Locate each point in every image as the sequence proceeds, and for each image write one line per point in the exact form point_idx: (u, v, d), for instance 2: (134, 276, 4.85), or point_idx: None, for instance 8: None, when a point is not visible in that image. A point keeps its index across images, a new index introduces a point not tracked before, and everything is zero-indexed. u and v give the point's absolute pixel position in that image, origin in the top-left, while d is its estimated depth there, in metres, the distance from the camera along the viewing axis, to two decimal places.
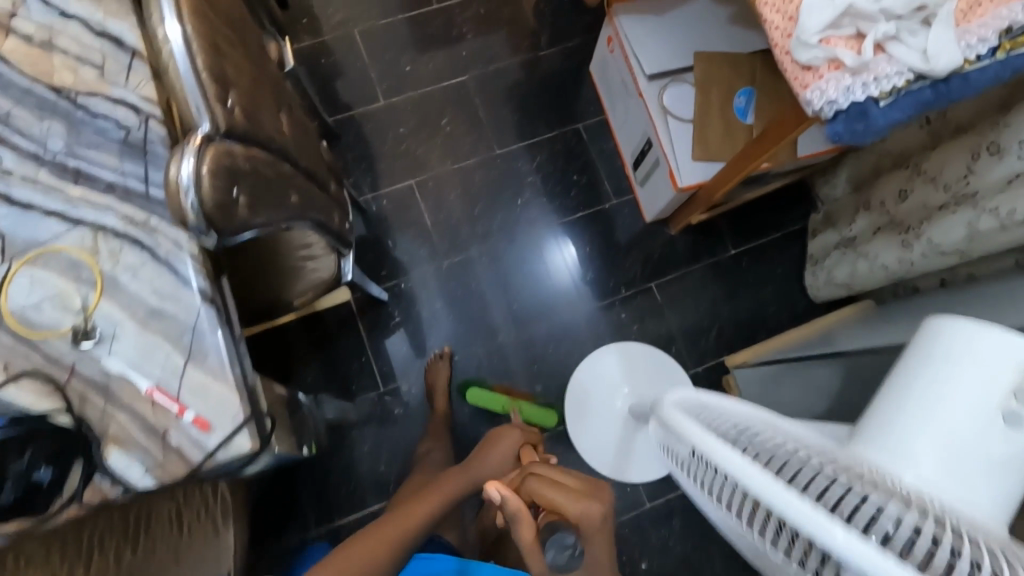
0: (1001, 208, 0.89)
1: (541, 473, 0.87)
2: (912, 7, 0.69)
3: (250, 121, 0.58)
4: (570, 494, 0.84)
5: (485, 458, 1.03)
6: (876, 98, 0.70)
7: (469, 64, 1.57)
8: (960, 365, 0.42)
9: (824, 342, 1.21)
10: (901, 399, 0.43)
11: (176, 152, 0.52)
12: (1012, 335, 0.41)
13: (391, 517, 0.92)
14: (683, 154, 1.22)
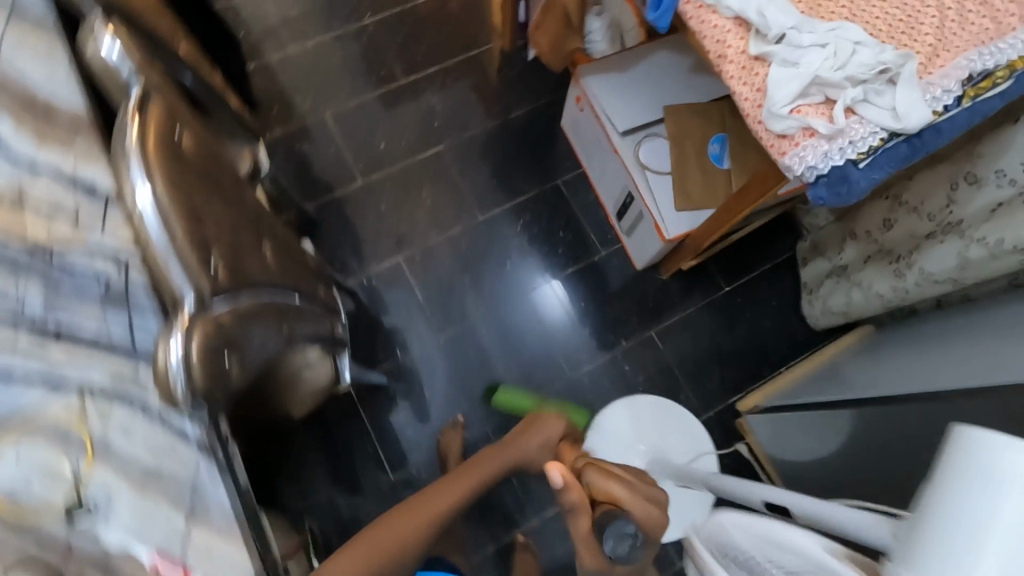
0: (989, 237, 0.90)
1: (599, 464, 0.88)
2: (875, 70, 0.70)
3: (235, 272, 0.57)
4: (631, 490, 0.85)
5: (528, 441, 1.00)
6: (855, 160, 0.71)
7: (442, 134, 1.60)
8: (1005, 488, 0.38)
9: (830, 377, 1.19)
10: (943, 523, 0.40)
11: (166, 327, 0.51)
12: None
13: (403, 507, 0.86)
14: (665, 206, 1.23)
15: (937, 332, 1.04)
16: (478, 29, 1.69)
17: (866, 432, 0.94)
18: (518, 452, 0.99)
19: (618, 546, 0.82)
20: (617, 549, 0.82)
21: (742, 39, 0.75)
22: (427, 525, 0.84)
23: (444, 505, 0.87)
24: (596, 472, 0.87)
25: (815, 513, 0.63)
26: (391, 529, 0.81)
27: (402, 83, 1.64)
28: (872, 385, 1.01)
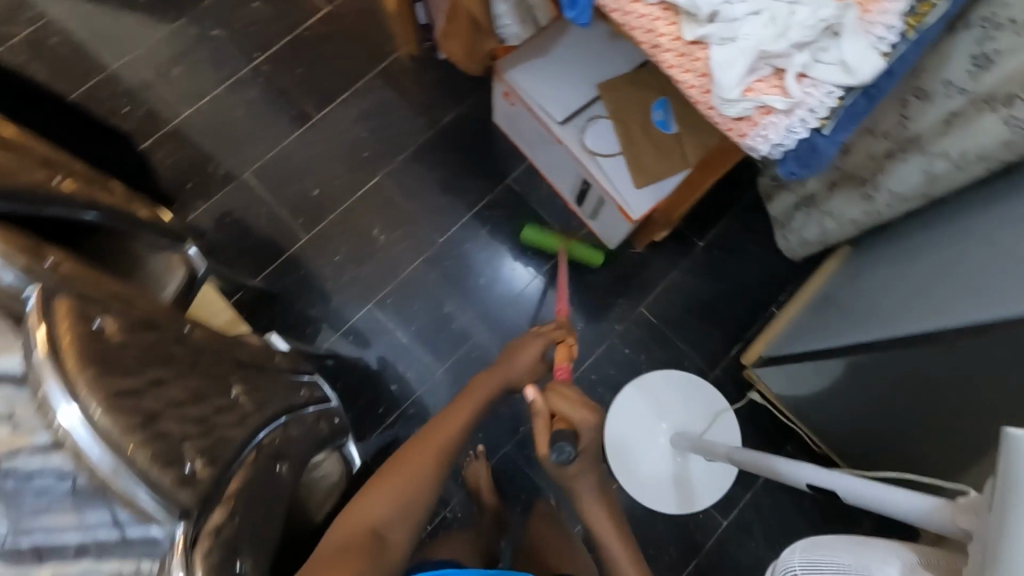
0: (950, 151, 0.88)
1: (558, 385, 0.85)
2: (818, 28, 0.65)
3: (204, 453, 0.51)
4: (577, 404, 0.82)
5: (518, 362, 0.93)
6: (817, 127, 0.69)
7: (375, 163, 1.51)
8: None
9: (827, 307, 1.20)
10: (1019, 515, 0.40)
11: (160, 567, 0.45)
12: None
13: (421, 436, 0.85)
14: (625, 186, 1.18)
15: (919, 244, 1.04)
16: (378, 40, 1.56)
17: (883, 373, 0.94)
18: (507, 375, 0.93)
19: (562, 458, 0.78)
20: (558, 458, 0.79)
21: (673, 25, 0.70)
22: (444, 450, 0.84)
23: (454, 430, 0.86)
24: (552, 389, 0.84)
25: (867, 496, 0.63)
26: (415, 463, 0.81)
27: (316, 120, 1.52)
28: (874, 318, 1.00)
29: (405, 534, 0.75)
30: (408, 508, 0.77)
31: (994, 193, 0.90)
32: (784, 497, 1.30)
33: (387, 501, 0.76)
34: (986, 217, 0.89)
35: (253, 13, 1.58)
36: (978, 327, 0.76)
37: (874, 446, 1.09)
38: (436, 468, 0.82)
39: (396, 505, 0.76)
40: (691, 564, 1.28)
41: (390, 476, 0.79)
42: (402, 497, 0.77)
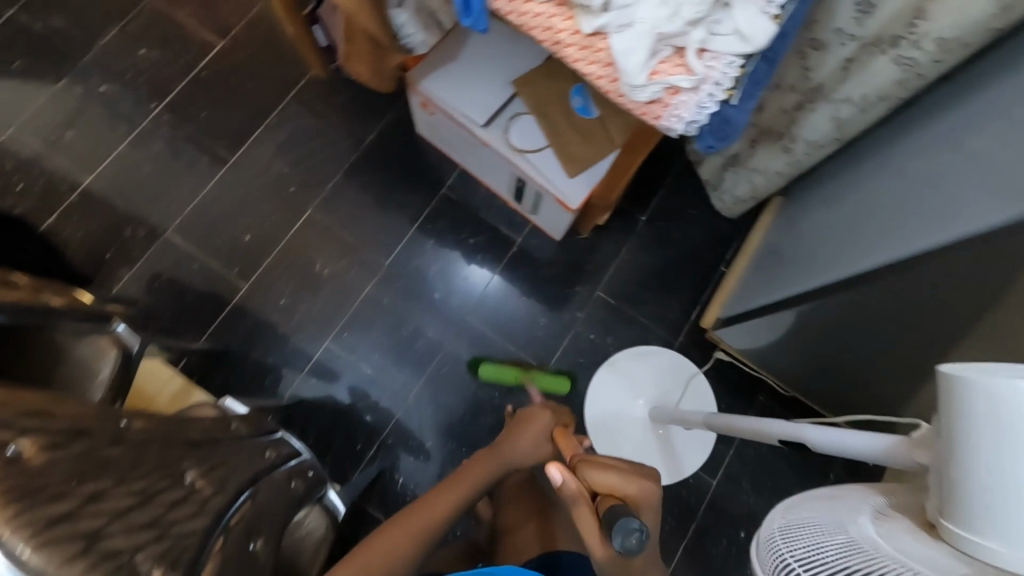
0: (852, 96, 0.92)
1: (591, 458, 0.77)
2: (708, 2, 0.66)
3: (156, 562, 0.48)
4: (627, 475, 0.75)
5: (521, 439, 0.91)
6: (725, 99, 0.70)
7: (304, 197, 1.45)
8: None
9: (775, 258, 1.23)
10: (971, 455, 0.40)
11: None
12: None
13: (418, 504, 0.81)
14: (559, 179, 1.18)
15: (845, 186, 1.08)
16: (282, 69, 1.50)
17: (838, 315, 0.97)
18: (509, 455, 0.89)
19: (626, 540, 0.63)
20: (625, 545, 0.63)
21: (570, 19, 0.70)
22: (434, 522, 0.79)
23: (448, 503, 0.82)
24: (585, 463, 0.76)
25: (833, 443, 0.66)
26: (404, 532, 0.77)
27: (234, 163, 1.45)
28: (820, 265, 1.02)
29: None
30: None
31: (903, 126, 0.94)
32: (765, 445, 1.34)
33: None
34: (907, 149, 0.92)
35: (141, 61, 1.48)
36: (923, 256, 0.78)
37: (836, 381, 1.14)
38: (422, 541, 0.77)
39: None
40: (691, 527, 1.31)
41: (375, 546, 0.74)
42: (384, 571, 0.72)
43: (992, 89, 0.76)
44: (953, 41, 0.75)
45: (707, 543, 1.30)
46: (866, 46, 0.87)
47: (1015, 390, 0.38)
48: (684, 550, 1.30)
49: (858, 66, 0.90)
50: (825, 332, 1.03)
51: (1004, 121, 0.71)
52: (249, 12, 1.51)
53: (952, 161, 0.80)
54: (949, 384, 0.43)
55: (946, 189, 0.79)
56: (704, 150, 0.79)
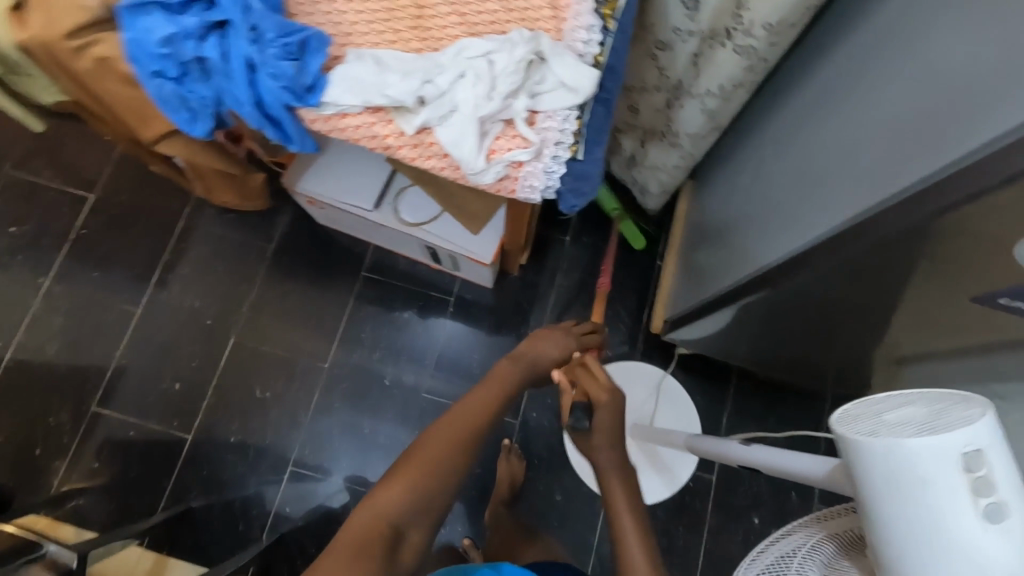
0: (711, 88, 0.93)
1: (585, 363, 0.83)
2: (522, 68, 0.64)
3: None
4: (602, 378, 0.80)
5: (545, 347, 0.83)
6: (571, 155, 0.67)
7: (224, 326, 1.39)
8: (923, 495, 0.35)
9: (703, 244, 1.20)
10: (883, 516, 0.38)
11: None
12: (927, 436, 0.35)
13: (453, 410, 0.74)
14: (465, 239, 1.15)
15: (749, 167, 1.06)
16: (162, 203, 1.43)
17: (772, 309, 0.94)
18: (533, 360, 0.81)
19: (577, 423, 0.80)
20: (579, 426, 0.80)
21: (390, 123, 0.66)
22: (470, 436, 0.71)
23: (484, 411, 0.74)
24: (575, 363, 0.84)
25: (782, 467, 0.63)
26: (443, 441, 0.69)
27: (141, 315, 1.38)
28: (746, 256, 0.97)
29: (425, 535, 0.66)
30: (429, 504, 0.66)
31: (793, 117, 0.91)
32: (752, 423, 1.33)
33: (399, 493, 0.65)
34: (802, 136, 0.88)
35: (14, 242, 1.40)
36: (814, 246, 0.75)
37: (796, 357, 1.12)
38: (462, 453, 0.70)
39: (413, 502, 0.66)
40: (705, 529, 1.29)
41: (415, 460, 0.68)
42: (425, 487, 0.66)
43: (873, 69, 0.72)
44: (779, 23, 0.78)
45: (725, 541, 1.28)
46: (706, 40, 0.88)
47: (894, 444, 0.36)
48: (704, 555, 1.27)
49: (706, 59, 0.91)
50: (771, 323, 0.99)
51: (889, 99, 0.68)
52: (111, 156, 1.45)
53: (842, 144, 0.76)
54: (840, 439, 0.41)
55: (839, 157, 0.76)
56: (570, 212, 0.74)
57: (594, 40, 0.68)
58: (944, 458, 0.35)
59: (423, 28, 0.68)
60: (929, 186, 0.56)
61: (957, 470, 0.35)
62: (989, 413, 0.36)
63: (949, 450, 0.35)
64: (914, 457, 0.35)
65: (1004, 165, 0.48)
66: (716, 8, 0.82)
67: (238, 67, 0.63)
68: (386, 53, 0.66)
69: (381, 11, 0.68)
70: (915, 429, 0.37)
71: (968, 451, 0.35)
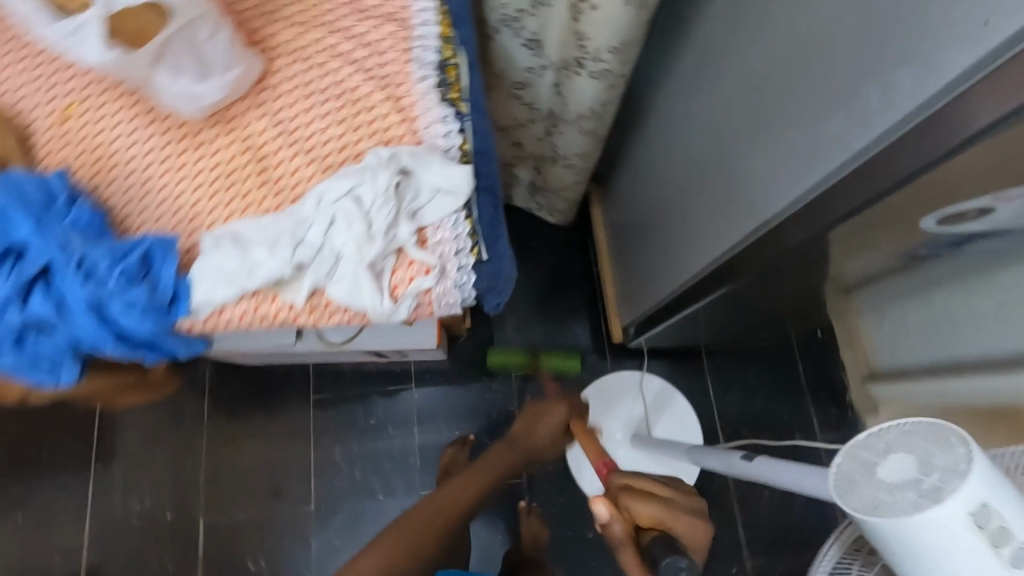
0: (582, 110, 0.91)
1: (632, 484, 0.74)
2: (388, 192, 0.59)
3: None
4: (671, 511, 0.70)
5: (538, 430, 1.03)
6: (476, 258, 0.63)
7: (186, 514, 1.26)
8: (949, 558, 0.36)
9: (626, 246, 1.20)
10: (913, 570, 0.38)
11: None
12: (937, 512, 0.35)
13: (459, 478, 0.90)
14: (401, 334, 1.08)
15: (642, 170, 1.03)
16: (63, 413, 1.27)
17: (721, 305, 0.92)
18: (524, 441, 1.02)
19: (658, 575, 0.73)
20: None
21: (276, 299, 0.60)
22: (462, 504, 0.85)
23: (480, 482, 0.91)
24: (627, 492, 0.72)
25: (778, 480, 0.63)
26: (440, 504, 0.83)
27: (90, 539, 1.23)
28: (671, 262, 0.96)
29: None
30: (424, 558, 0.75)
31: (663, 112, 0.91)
32: (738, 388, 1.34)
33: (385, 552, 0.73)
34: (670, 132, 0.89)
35: None
36: (736, 250, 0.73)
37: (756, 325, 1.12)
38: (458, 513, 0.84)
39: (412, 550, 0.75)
40: (735, 505, 1.29)
41: (408, 524, 0.78)
42: (425, 540, 0.77)
43: (712, 59, 0.73)
44: (622, 44, 0.77)
45: (756, 509, 1.29)
46: (561, 70, 0.87)
47: (907, 526, 0.35)
48: (744, 530, 1.28)
49: (567, 87, 0.89)
50: (722, 313, 0.99)
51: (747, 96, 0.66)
52: None
53: (713, 144, 0.75)
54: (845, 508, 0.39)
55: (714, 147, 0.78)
56: (495, 309, 0.71)
57: (455, 126, 0.66)
58: (961, 528, 0.34)
59: (272, 181, 0.64)
60: (825, 189, 0.55)
61: (974, 532, 0.35)
62: (975, 452, 0.35)
63: (961, 520, 0.34)
64: (932, 532, 0.35)
65: (896, 163, 0.47)
66: (557, 40, 0.82)
67: (82, 310, 0.55)
68: (243, 225, 0.61)
69: (219, 182, 0.63)
70: (920, 500, 0.35)
71: (973, 508, 0.35)
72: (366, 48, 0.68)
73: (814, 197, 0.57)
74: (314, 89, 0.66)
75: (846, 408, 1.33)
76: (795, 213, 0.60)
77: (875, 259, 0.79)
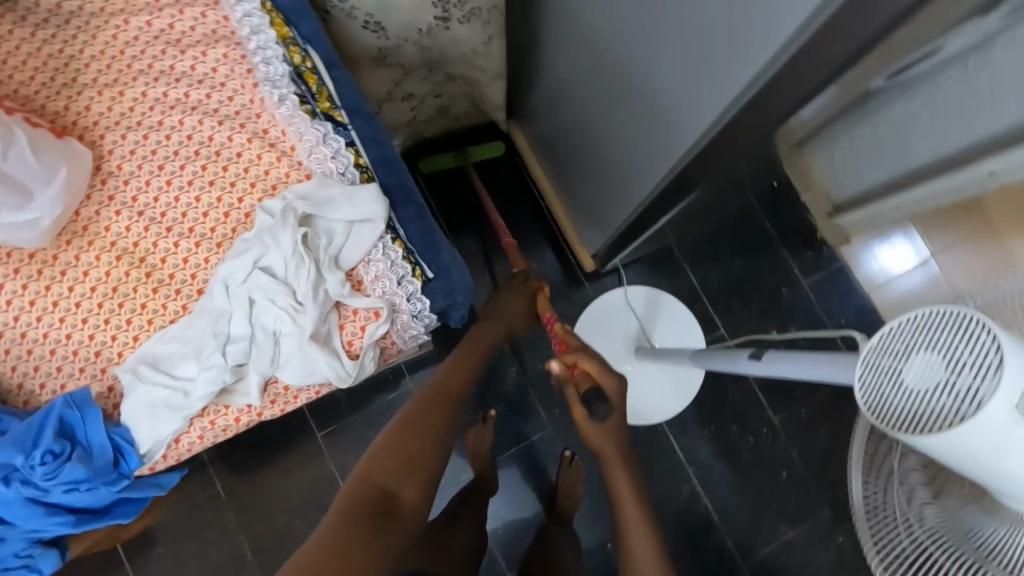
0: (472, 45, 0.80)
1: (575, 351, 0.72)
2: (295, 247, 0.52)
3: None
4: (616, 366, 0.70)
5: (506, 315, 0.82)
6: (421, 279, 0.57)
7: None
8: (1002, 453, 0.31)
9: (563, 177, 1.11)
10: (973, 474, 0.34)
11: None
12: (980, 417, 0.31)
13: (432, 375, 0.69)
14: None
15: (556, 95, 0.93)
16: None
17: (689, 207, 0.87)
18: (495, 329, 0.80)
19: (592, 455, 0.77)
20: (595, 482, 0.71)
21: (228, 407, 0.55)
22: (448, 396, 0.66)
23: (464, 372, 0.70)
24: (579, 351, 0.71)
25: (788, 375, 0.63)
26: (421, 403, 0.64)
27: None
28: (616, 187, 0.88)
29: (422, 497, 0.56)
30: (426, 467, 0.58)
31: (557, 25, 0.80)
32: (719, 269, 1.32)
33: (383, 456, 0.57)
34: (570, 49, 0.79)
35: None
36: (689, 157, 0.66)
37: (723, 208, 1.07)
38: (447, 406, 0.64)
39: (404, 460, 0.57)
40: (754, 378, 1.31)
41: (398, 428, 0.60)
42: (416, 445, 0.59)
43: None
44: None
45: None
46: (425, 34, 0.77)
47: (947, 439, 0.32)
48: None
49: (437, 44, 0.79)
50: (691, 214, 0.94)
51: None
52: None
53: (621, 53, 0.68)
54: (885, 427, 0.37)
55: (608, 66, 0.72)
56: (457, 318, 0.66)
57: (338, 141, 0.56)
58: (1005, 424, 0.31)
59: (165, 281, 0.56)
60: (779, 72, 0.49)
61: (1020, 423, 0.30)
62: (1005, 340, 0.31)
63: (1002, 417, 0.30)
64: (972, 436, 0.31)
65: (850, 32, 0.43)
66: (393, 9, 0.71)
67: (24, 506, 0.56)
68: (156, 344, 0.54)
69: (108, 302, 0.56)
70: (956, 405, 0.32)
71: (1019, 403, 0.31)
72: (201, 87, 0.58)
73: (766, 82, 0.50)
74: (162, 157, 0.57)
75: (820, 247, 1.20)
76: (742, 104, 0.54)
77: (824, 106, 0.75)
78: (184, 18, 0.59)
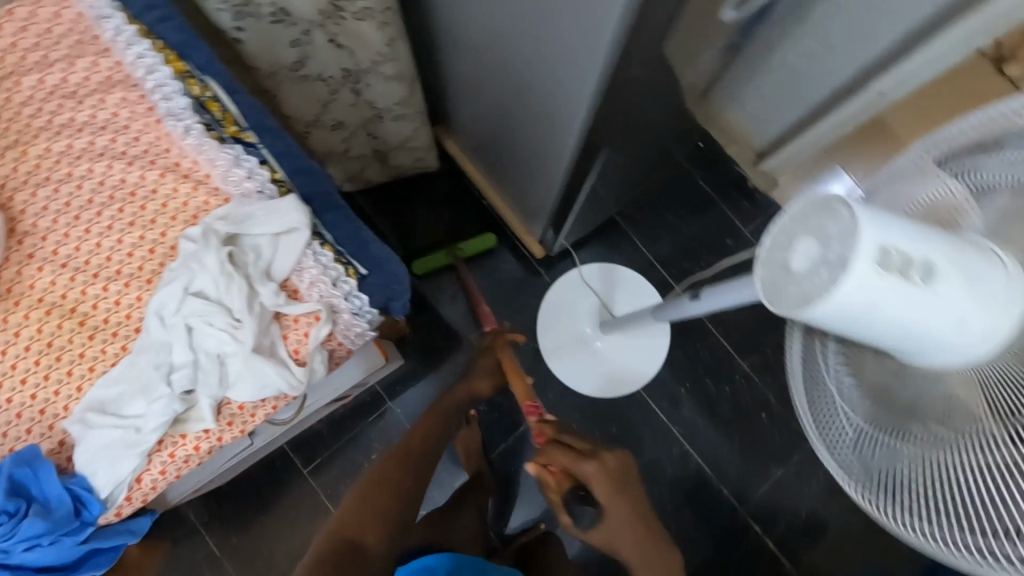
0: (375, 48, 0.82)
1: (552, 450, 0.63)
2: (222, 266, 0.53)
3: None
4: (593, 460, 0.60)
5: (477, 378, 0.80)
6: (356, 276, 0.59)
7: None
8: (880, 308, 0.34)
9: (495, 171, 1.14)
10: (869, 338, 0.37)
11: None
12: (852, 276, 0.33)
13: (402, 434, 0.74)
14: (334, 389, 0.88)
15: (468, 89, 0.95)
16: None
17: (613, 171, 0.91)
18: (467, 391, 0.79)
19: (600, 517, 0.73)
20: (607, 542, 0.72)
21: (186, 435, 0.55)
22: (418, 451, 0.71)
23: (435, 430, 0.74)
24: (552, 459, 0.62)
25: (723, 302, 0.67)
26: (393, 457, 0.69)
27: None
28: (541, 166, 0.91)
29: (385, 538, 0.63)
30: (393, 516, 0.64)
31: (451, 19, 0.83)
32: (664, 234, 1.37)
33: (355, 509, 0.64)
34: (468, 38, 0.82)
35: None
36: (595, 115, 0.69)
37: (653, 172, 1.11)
38: (416, 460, 0.69)
39: (371, 512, 0.63)
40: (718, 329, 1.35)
41: (371, 483, 0.66)
42: (384, 496, 0.65)
43: None
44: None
45: None
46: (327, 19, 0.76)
47: (830, 304, 0.34)
48: None
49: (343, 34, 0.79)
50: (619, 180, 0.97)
51: None
52: None
53: (511, 33, 0.72)
54: (786, 316, 0.39)
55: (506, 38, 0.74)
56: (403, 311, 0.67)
57: (250, 160, 0.57)
58: (874, 279, 0.33)
59: (99, 328, 0.56)
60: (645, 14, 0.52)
61: (887, 275, 0.33)
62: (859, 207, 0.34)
63: (871, 273, 0.33)
64: (851, 296, 0.33)
65: None
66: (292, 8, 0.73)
67: None
68: (101, 389, 0.54)
69: (46, 359, 0.56)
70: (832, 274, 0.34)
71: (879, 258, 0.33)
72: (105, 133, 0.58)
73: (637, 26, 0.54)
74: (76, 208, 0.57)
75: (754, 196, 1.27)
76: (624, 52, 0.57)
77: (711, 52, 0.80)
78: (77, 71, 0.60)
